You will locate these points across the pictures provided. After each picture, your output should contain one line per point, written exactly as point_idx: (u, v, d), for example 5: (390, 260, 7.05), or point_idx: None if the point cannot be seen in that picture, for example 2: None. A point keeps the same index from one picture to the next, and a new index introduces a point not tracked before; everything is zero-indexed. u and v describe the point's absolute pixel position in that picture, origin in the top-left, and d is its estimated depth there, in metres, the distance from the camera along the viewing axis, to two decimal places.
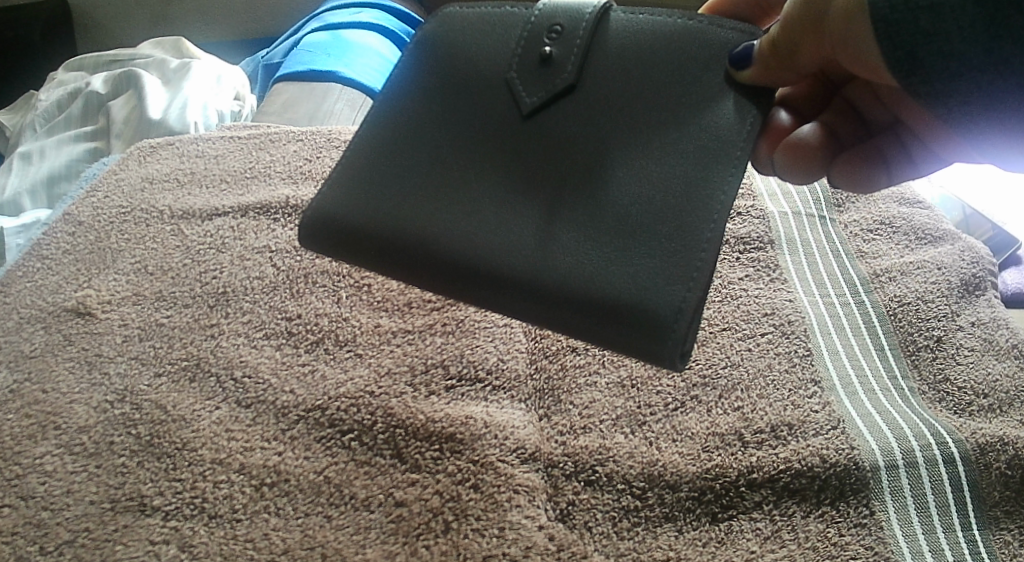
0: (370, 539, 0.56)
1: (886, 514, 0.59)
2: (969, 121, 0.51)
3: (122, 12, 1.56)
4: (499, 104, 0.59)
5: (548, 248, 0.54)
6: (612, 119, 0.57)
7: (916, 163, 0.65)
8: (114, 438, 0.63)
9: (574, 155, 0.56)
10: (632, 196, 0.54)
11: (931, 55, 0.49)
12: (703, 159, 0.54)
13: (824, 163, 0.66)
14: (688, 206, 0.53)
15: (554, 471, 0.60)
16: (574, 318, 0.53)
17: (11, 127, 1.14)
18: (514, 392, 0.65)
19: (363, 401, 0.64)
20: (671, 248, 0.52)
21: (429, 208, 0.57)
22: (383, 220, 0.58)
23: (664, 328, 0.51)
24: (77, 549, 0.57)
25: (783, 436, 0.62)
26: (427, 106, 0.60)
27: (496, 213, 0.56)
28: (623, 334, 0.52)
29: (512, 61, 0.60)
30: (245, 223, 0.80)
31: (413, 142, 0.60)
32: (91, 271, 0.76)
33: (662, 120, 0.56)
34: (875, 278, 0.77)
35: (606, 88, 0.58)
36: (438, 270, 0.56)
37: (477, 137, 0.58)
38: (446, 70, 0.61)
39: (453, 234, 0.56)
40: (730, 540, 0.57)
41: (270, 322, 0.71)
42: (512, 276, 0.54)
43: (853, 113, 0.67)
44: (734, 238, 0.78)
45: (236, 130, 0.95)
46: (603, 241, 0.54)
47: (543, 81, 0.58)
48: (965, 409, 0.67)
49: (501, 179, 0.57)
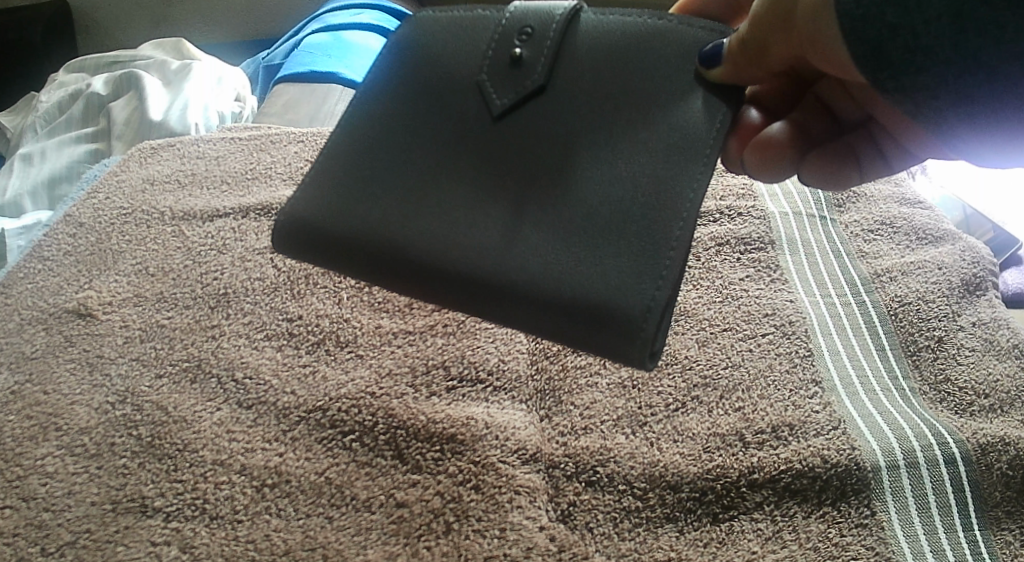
0: (371, 540, 0.56)
1: (887, 515, 0.59)
2: (937, 116, 0.49)
3: (121, 13, 1.56)
4: (468, 104, 0.58)
5: (516, 248, 0.53)
6: (584, 120, 0.56)
7: (888, 160, 0.64)
8: (115, 439, 0.63)
9: (543, 156, 0.55)
10: (602, 195, 0.53)
11: (900, 50, 0.48)
12: (676, 158, 0.54)
13: (794, 160, 0.64)
14: (657, 204, 0.53)
15: (554, 472, 0.60)
16: (541, 316, 0.52)
17: (11, 128, 1.14)
18: (515, 393, 0.65)
19: (364, 402, 0.64)
20: (641, 248, 0.52)
21: (397, 210, 0.56)
22: (349, 221, 0.56)
23: (631, 327, 0.50)
24: (78, 550, 0.57)
25: (784, 436, 0.62)
26: (395, 104, 0.59)
27: (463, 212, 0.55)
28: (592, 332, 0.51)
29: (482, 60, 0.59)
30: (246, 224, 0.81)
31: (379, 140, 0.58)
32: (92, 272, 0.77)
33: (635, 121, 0.55)
34: (876, 278, 0.77)
35: (577, 90, 0.57)
36: (403, 270, 0.55)
37: (445, 136, 0.57)
38: (415, 68, 0.60)
39: (421, 235, 0.55)
40: (732, 541, 0.57)
41: (271, 323, 0.71)
42: (477, 275, 0.53)
43: (824, 108, 0.65)
44: (735, 238, 0.78)
45: (238, 131, 0.95)
46: (572, 240, 0.52)
47: (514, 81, 0.57)
48: (966, 409, 0.67)
49: (470, 179, 0.56)
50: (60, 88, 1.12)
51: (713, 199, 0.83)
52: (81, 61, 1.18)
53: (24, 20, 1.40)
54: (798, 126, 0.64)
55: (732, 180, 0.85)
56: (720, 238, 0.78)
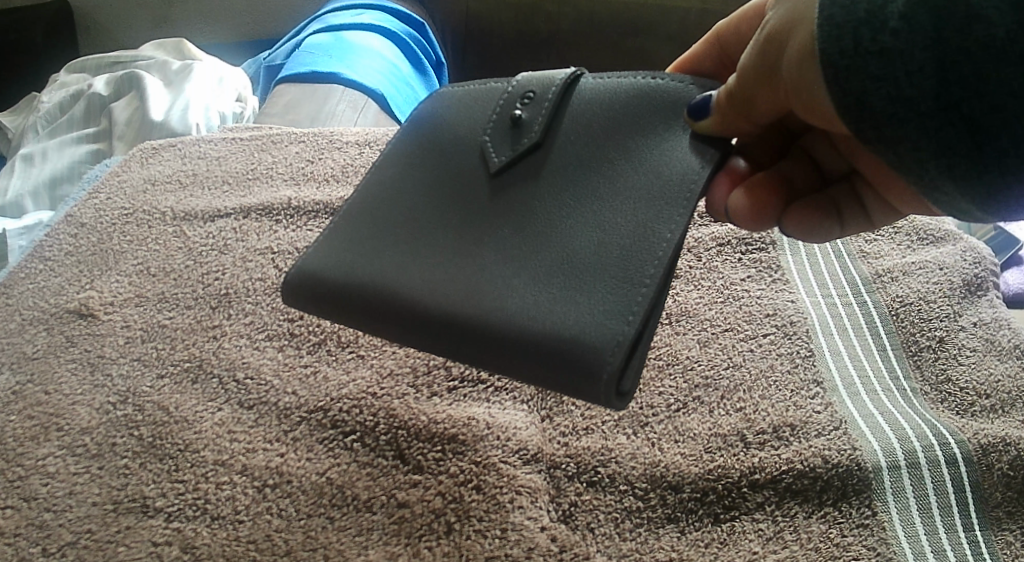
0: (372, 541, 0.56)
1: (888, 515, 0.59)
2: (919, 167, 0.46)
3: (122, 14, 1.56)
4: (465, 162, 0.58)
5: (488, 290, 0.51)
6: (574, 174, 0.55)
7: (869, 213, 0.62)
8: (117, 439, 0.63)
9: (528, 207, 0.54)
10: (582, 241, 0.52)
11: (883, 100, 0.45)
12: (660, 207, 0.52)
13: (778, 210, 0.60)
14: (635, 246, 0.50)
15: (556, 472, 0.60)
16: (509, 358, 0.49)
17: (13, 129, 1.14)
18: (516, 393, 0.65)
19: (366, 402, 0.64)
20: (616, 290, 0.49)
21: (377, 253, 0.55)
22: (329, 264, 0.56)
23: (599, 366, 0.47)
24: (79, 550, 0.57)
25: (785, 437, 0.62)
26: (396, 161, 0.60)
27: (443, 256, 0.54)
28: (556, 373, 0.48)
29: (485, 124, 0.59)
30: (248, 224, 0.81)
31: (373, 192, 0.59)
32: (94, 272, 0.77)
33: (623, 172, 0.54)
34: (877, 278, 0.76)
35: (571, 148, 0.56)
36: (376, 310, 0.53)
37: (438, 190, 0.57)
38: (421, 131, 0.61)
39: (396, 276, 0.53)
40: (733, 541, 0.57)
41: (272, 323, 0.71)
42: (449, 314, 0.51)
43: (810, 164, 0.64)
44: (736, 239, 0.78)
45: (239, 132, 0.95)
46: (547, 283, 0.50)
47: (510, 142, 0.57)
48: (967, 409, 0.67)
49: (453, 228, 0.55)
50: (61, 89, 1.12)
51: None
52: (82, 61, 1.18)
53: (25, 21, 1.40)
54: (781, 176, 0.62)
55: None
56: (722, 239, 0.78)
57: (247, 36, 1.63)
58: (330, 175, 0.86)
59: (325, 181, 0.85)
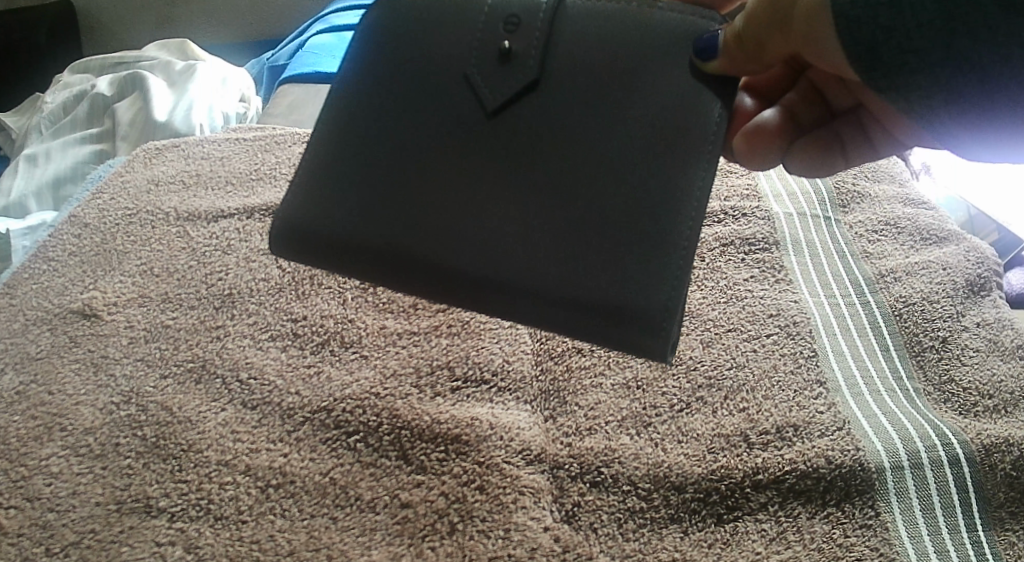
0: (376, 541, 0.56)
1: (891, 515, 0.59)
2: (932, 115, 0.50)
3: (125, 13, 1.57)
4: (457, 101, 0.56)
5: (525, 249, 0.53)
6: (581, 117, 0.54)
7: (875, 147, 0.64)
8: (120, 439, 0.63)
9: (541, 153, 0.54)
10: (608, 193, 0.53)
11: (894, 52, 0.48)
12: (677, 152, 0.53)
13: (784, 149, 0.64)
14: (663, 200, 0.53)
15: (559, 472, 0.60)
16: (561, 314, 0.53)
17: (16, 129, 1.14)
18: (519, 394, 0.65)
19: (369, 402, 0.64)
20: (652, 244, 0.52)
21: (399, 213, 0.56)
22: (352, 227, 0.56)
23: (653, 320, 0.52)
24: (83, 551, 0.57)
25: (789, 437, 0.62)
26: (381, 102, 0.57)
27: (471, 215, 0.55)
28: (606, 328, 0.52)
29: (468, 53, 0.57)
30: (251, 224, 0.81)
31: (371, 144, 0.57)
32: (97, 273, 0.77)
33: (634, 117, 0.54)
34: (881, 278, 0.76)
35: (570, 85, 0.55)
36: (420, 278, 0.55)
37: (438, 136, 0.56)
38: (395, 61, 0.57)
39: (427, 238, 0.55)
40: (736, 541, 0.57)
41: (275, 324, 0.71)
42: (495, 277, 0.53)
43: (816, 95, 0.65)
44: (739, 239, 0.78)
45: (243, 132, 0.95)
46: (583, 238, 0.53)
47: (503, 78, 0.55)
48: (971, 409, 0.67)
49: (470, 179, 0.55)
50: (64, 89, 1.12)
51: (717, 199, 0.83)
52: (86, 62, 1.18)
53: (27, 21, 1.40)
54: (788, 114, 0.64)
55: (736, 180, 0.85)
56: (725, 238, 0.78)
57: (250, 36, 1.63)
58: None
59: None
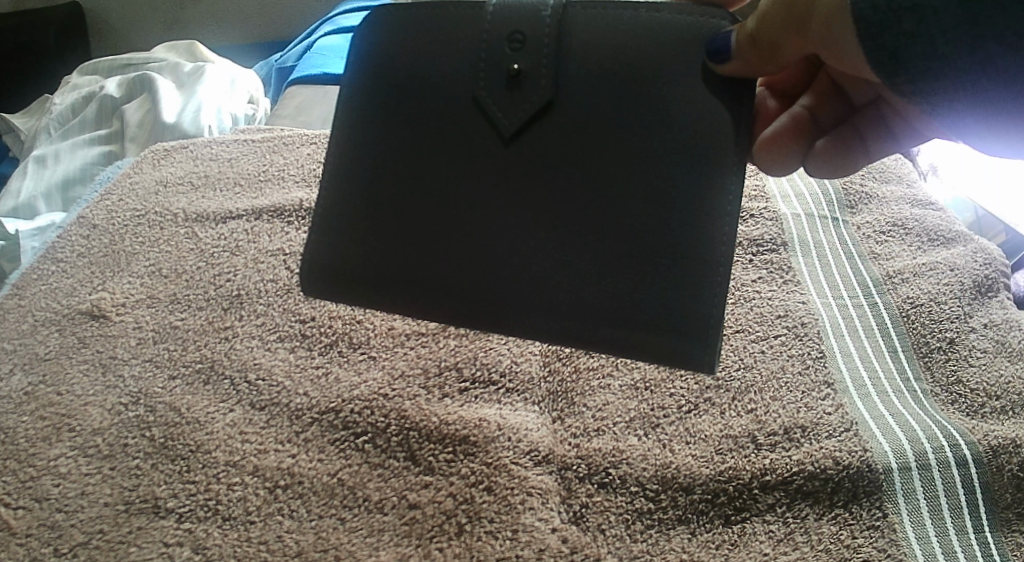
0: (383, 542, 0.56)
1: (899, 516, 0.59)
2: (955, 116, 0.50)
3: (133, 15, 1.57)
4: (472, 129, 0.56)
5: (559, 271, 0.55)
6: (600, 140, 0.54)
7: (896, 138, 0.64)
8: (128, 439, 0.63)
9: (563, 176, 0.55)
10: (636, 214, 0.54)
11: (918, 57, 0.48)
12: (700, 165, 0.53)
13: (804, 152, 0.64)
14: (694, 215, 0.53)
15: (567, 473, 0.60)
16: (604, 335, 0.54)
17: (26, 131, 1.14)
18: (528, 395, 0.65)
19: (377, 403, 0.64)
20: (687, 257, 0.53)
21: (430, 247, 0.57)
22: (386, 265, 0.58)
23: (697, 333, 0.53)
24: (91, 551, 0.57)
25: (796, 438, 0.62)
26: (395, 136, 0.57)
27: (503, 244, 0.56)
28: (647, 344, 0.54)
29: (475, 74, 0.56)
30: (259, 225, 0.81)
31: (390, 178, 0.57)
32: (106, 274, 0.77)
33: (654, 137, 0.54)
34: (888, 279, 0.77)
35: (583, 106, 0.54)
36: (460, 310, 0.57)
37: (457, 165, 0.56)
38: (401, 90, 0.57)
39: (461, 271, 0.56)
40: (744, 542, 0.57)
41: (283, 325, 0.71)
42: (537, 305, 0.55)
43: (836, 92, 0.64)
44: (746, 240, 0.78)
45: (251, 132, 0.96)
46: (617, 257, 0.54)
47: (514, 99, 0.55)
48: (978, 411, 0.66)
49: (496, 210, 0.56)
50: (72, 91, 1.12)
51: None
52: (93, 64, 1.18)
53: (35, 24, 1.41)
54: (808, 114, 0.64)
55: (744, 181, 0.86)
56: None
57: (256, 38, 1.64)
58: None
59: None
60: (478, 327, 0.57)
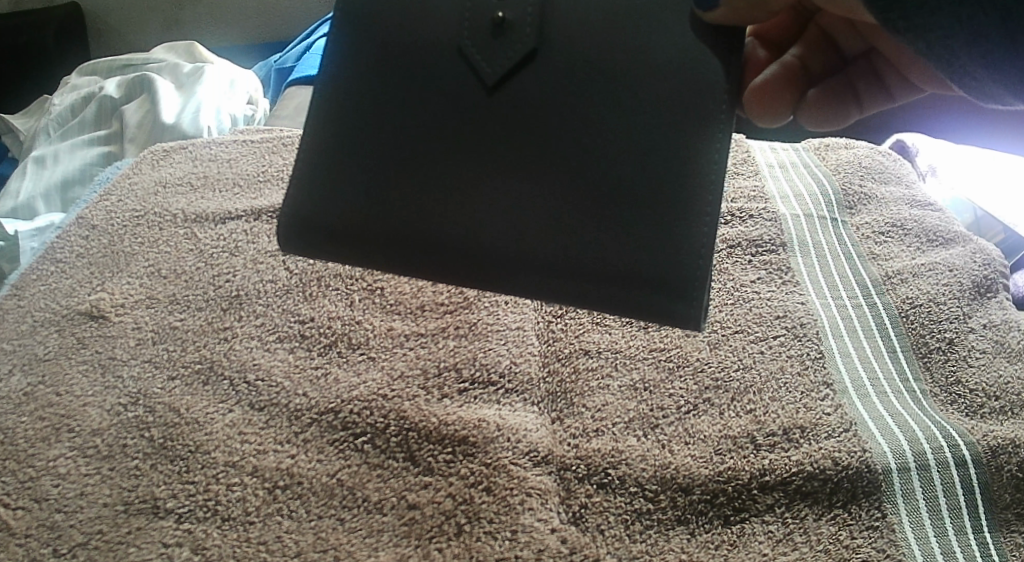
0: (382, 542, 0.56)
1: (897, 516, 0.59)
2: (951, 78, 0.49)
3: (132, 16, 1.57)
4: (456, 81, 0.56)
5: (543, 224, 0.55)
6: (585, 91, 0.55)
7: (891, 91, 0.65)
8: (127, 441, 0.63)
9: (549, 126, 0.55)
10: (621, 164, 0.54)
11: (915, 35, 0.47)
12: (686, 116, 0.54)
13: (795, 103, 0.63)
14: (679, 167, 0.54)
15: (566, 474, 0.60)
16: (588, 289, 0.54)
17: (24, 131, 1.14)
18: (526, 396, 0.65)
19: (376, 404, 0.64)
20: (671, 210, 0.53)
21: (411, 200, 0.56)
22: (366, 219, 0.57)
23: (682, 289, 0.53)
24: (90, 551, 0.57)
25: (796, 438, 0.62)
26: (379, 87, 0.57)
27: (490, 195, 0.55)
28: (632, 298, 0.54)
29: (460, 26, 0.57)
30: (258, 226, 0.81)
31: (374, 133, 0.57)
32: (105, 275, 0.77)
33: (638, 87, 0.54)
34: (887, 279, 0.77)
35: (568, 57, 0.55)
36: (444, 264, 0.56)
37: (443, 114, 0.56)
38: (388, 40, 0.57)
39: (443, 224, 0.56)
40: (743, 543, 0.57)
41: (283, 325, 0.71)
42: (519, 258, 0.55)
43: (827, 41, 0.65)
44: (746, 241, 0.79)
45: (250, 133, 0.96)
46: (601, 208, 0.54)
47: (499, 48, 0.55)
48: (977, 410, 0.66)
49: (479, 162, 0.56)
50: (71, 92, 1.12)
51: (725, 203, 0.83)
52: (93, 65, 1.18)
53: (34, 25, 1.41)
54: (801, 65, 0.64)
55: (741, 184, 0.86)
56: (732, 239, 0.79)
57: (256, 39, 1.64)
58: None
59: None
60: (459, 281, 0.57)
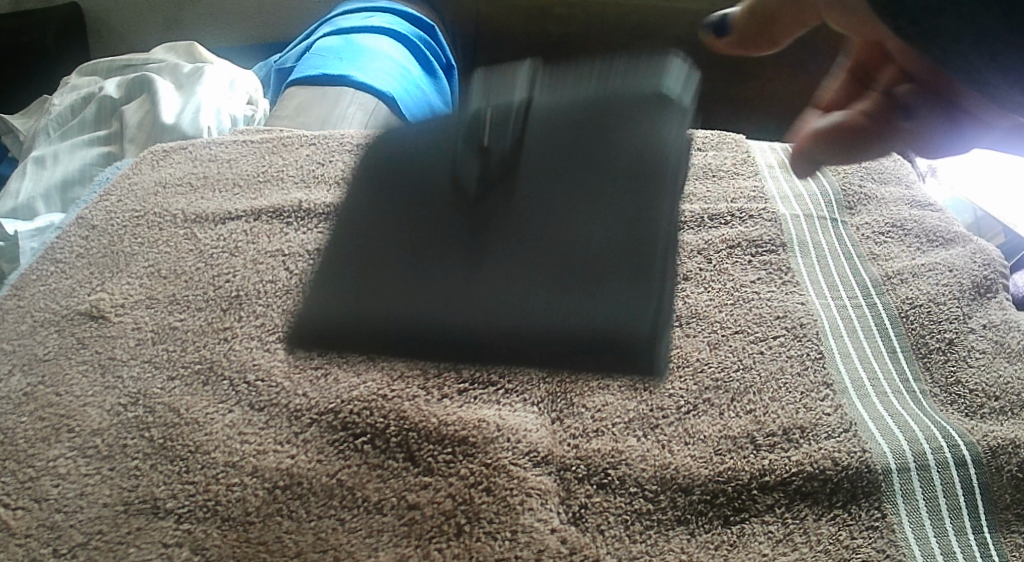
0: (382, 542, 0.56)
1: (898, 517, 0.59)
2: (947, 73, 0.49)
3: (133, 17, 1.58)
4: (461, 203, 0.72)
5: (525, 294, 0.66)
6: (563, 196, 0.70)
7: (958, 123, 0.56)
8: (127, 441, 0.63)
9: (533, 224, 0.69)
10: (589, 235, 0.68)
11: None
12: (642, 181, 0.69)
13: (852, 157, 0.61)
14: (636, 242, 0.67)
15: (566, 474, 0.60)
16: (564, 352, 0.67)
17: (23, 130, 1.14)
18: (526, 396, 0.65)
19: (375, 404, 0.64)
20: (632, 272, 0.66)
21: (416, 285, 0.68)
22: (370, 326, 0.69)
23: (638, 354, 0.67)
24: (90, 552, 0.56)
25: (796, 438, 0.62)
26: (398, 215, 0.73)
27: (484, 289, 0.67)
28: (596, 363, 0.66)
29: (462, 144, 0.75)
30: (258, 227, 0.82)
31: (384, 260, 0.70)
32: (104, 275, 0.77)
33: (604, 168, 0.70)
34: (887, 280, 0.77)
35: (547, 151, 0.72)
36: (439, 351, 0.68)
37: (446, 234, 0.70)
38: (411, 183, 0.74)
39: (444, 306, 0.67)
40: (743, 543, 0.57)
41: (283, 325, 0.71)
42: (506, 340, 0.67)
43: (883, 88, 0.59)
44: (746, 241, 0.79)
45: (250, 134, 0.97)
46: (574, 272, 0.66)
47: (501, 158, 0.72)
48: (977, 411, 0.66)
49: (473, 259, 0.68)
50: (71, 92, 1.12)
51: (725, 202, 0.85)
52: (93, 65, 1.19)
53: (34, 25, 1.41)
54: (860, 109, 0.60)
55: (743, 184, 0.88)
56: (732, 240, 0.80)
57: (256, 40, 1.64)
58: (340, 178, 0.88)
59: (335, 184, 0.87)
60: (451, 362, 0.68)
